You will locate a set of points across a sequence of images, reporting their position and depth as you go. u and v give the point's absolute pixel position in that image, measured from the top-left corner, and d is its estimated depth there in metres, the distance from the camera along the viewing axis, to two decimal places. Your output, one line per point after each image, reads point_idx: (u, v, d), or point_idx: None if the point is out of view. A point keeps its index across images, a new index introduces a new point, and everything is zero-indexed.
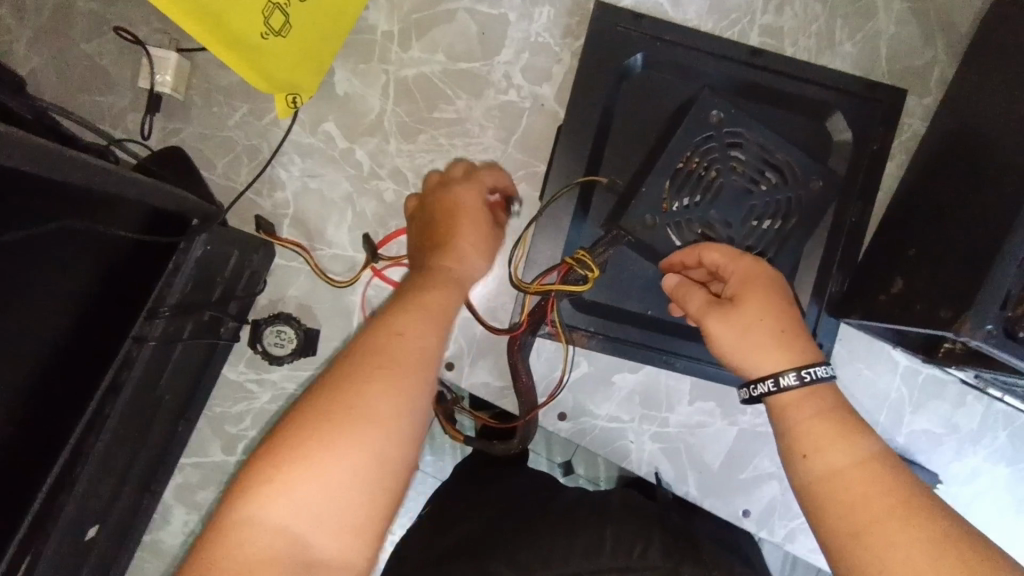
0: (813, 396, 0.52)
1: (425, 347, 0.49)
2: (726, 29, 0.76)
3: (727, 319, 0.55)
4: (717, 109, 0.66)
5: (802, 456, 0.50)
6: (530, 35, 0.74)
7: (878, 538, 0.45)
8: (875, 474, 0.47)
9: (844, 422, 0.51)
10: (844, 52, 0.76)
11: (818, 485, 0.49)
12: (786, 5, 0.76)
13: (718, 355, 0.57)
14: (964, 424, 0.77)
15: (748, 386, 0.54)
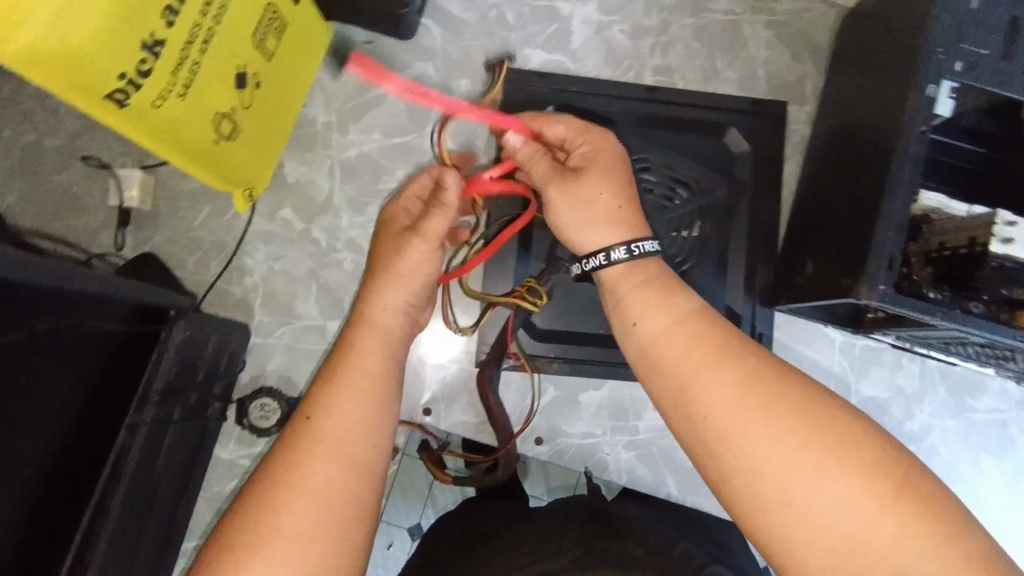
0: (639, 267, 0.60)
1: (344, 427, 0.55)
2: (623, 74, 0.87)
3: (564, 188, 0.64)
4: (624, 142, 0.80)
5: (632, 323, 0.58)
6: (455, 104, 0.84)
7: (696, 374, 0.52)
8: (692, 328, 0.55)
9: (664, 287, 0.59)
10: (728, 78, 0.88)
11: (647, 350, 0.56)
12: (670, 48, 0.88)
13: (551, 222, 0.65)
14: (906, 385, 0.84)
15: (582, 262, 0.62)
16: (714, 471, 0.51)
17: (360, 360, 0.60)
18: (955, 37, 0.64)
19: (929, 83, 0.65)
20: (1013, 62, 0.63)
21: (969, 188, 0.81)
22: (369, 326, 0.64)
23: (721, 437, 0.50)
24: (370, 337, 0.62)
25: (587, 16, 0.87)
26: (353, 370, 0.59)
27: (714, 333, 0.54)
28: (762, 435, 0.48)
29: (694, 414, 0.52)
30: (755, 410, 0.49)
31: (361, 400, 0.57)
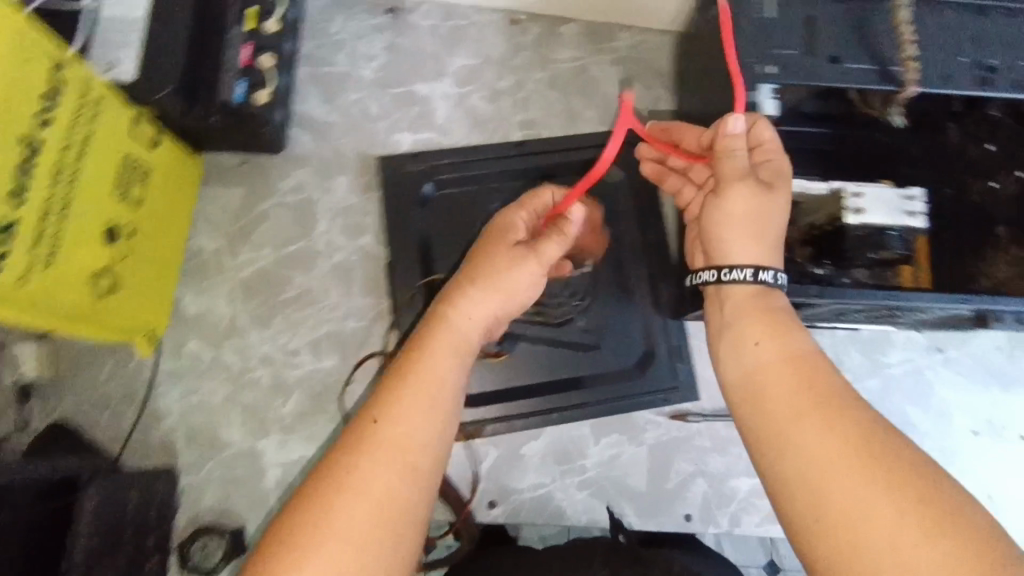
0: (763, 294, 0.60)
1: (405, 431, 0.57)
2: (491, 136, 0.91)
3: (751, 197, 0.62)
4: None
5: (755, 343, 0.58)
6: (339, 201, 0.87)
7: (809, 411, 0.52)
8: (802, 366, 0.55)
9: (781, 319, 0.59)
10: (588, 117, 0.94)
11: (748, 377, 0.57)
12: (530, 102, 0.93)
13: (712, 217, 0.64)
14: None
15: (722, 269, 0.62)
16: (801, 499, 0.50)
17: (506, 279, 0.66)
18: (761, 50, 0.74)
19: (747, 89, 0.74)
20: (815, 56, 0.75)
21: (825, 167, 0.89)
22: (499, 292, 0.66)
23: (824, 476, 0.49)
24: (444, 343, 0.62)
25: (445, 91, 0.92)
26: (504, 287, 0.66)
27: (820, 378, 0.54)
28: (866, 487, 0.48)
29: (792, 444, 0.51)
30: (850, 453, 0.49)
31: (426, 409, 0.59)
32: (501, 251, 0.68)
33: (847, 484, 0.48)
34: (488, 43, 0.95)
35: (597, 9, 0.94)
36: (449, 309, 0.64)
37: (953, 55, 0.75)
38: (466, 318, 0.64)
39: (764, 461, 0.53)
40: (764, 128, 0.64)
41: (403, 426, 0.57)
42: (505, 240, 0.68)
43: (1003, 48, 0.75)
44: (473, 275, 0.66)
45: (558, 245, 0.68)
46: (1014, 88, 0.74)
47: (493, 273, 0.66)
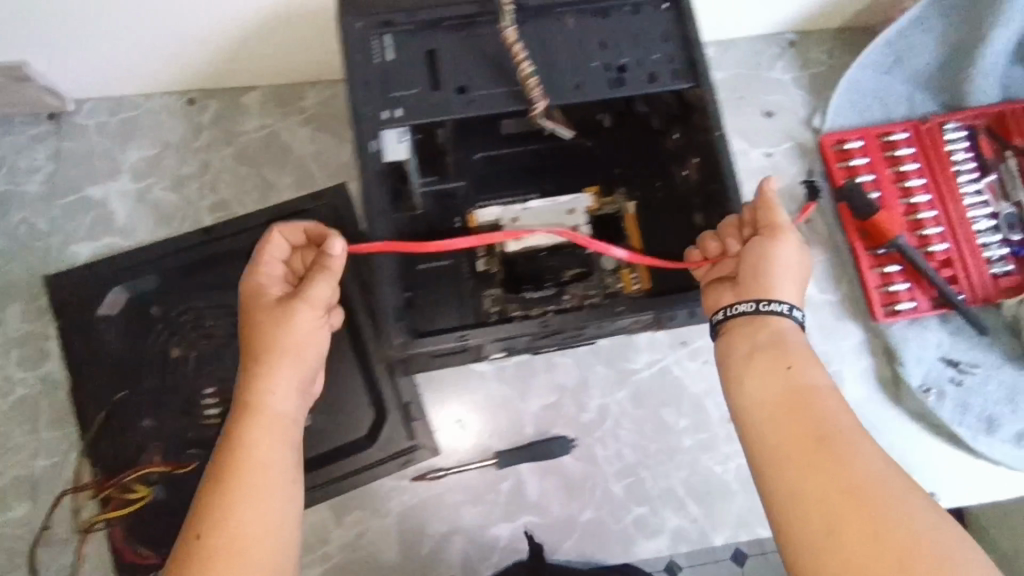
0: (751, 330, 0.67)
1: (241, 528, 0.58)
2: (179, 227, 0.87)
3: (788, 247, 0.69)
4: (156, 305, 0.78)
5: (788, 367, 0.64)
6: (15, 331, 0.82)
7: (827, 445, 0.58)
8: (802, 404, 0.62)
9: (791, 352, 0.65)
10: (284, 185, 0.90)
11: (774, 404, 0.63)
12: (218, 182, 0.89)
13: (769, 253, 0.68)
14: (567, 381, 0.87)
15: (769, 301, 0.67)
16: (799, 543, 0.55)
17: (284, 340, 0.67)
18: (379, 96, 0.70)
19: (369, 138, 0.69)
20: (441, 91, 0.71)
21: (538, 184, 0.90)
22: (283, 352, 0.67)
23: (826, 526, 0.54)
24: (258, 429, 0.64)
25: (122, 190, 0.87)
26: (289, 345, 0.67)
27: (818, 414, 0.61)
28: (890, 525, 0.53)
29: (806, 480, 0.57)
30: (853, 499, 0.54)
31: (267, 507, 0.60)
32: (273, 313, 0.68)
33: (852, 529, 0.53)
34: (163, 127, 0.90)
35: (269, 73, 0.90)
36: (259, 395, 0.65)
37: (579, 63, 0.72)
38: (272, 394, 0.65)
39: (777, 484, 0.59)
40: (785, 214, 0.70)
41: (241, 528, 0.58)
42: (263, 304, 0.68)
43: (630, 46, 0.73)
44: (257, 342, 0.66)
45: (323, 282, 0.68)
46: (646, 85, 0.73)
47: (280, 340, 0.66)
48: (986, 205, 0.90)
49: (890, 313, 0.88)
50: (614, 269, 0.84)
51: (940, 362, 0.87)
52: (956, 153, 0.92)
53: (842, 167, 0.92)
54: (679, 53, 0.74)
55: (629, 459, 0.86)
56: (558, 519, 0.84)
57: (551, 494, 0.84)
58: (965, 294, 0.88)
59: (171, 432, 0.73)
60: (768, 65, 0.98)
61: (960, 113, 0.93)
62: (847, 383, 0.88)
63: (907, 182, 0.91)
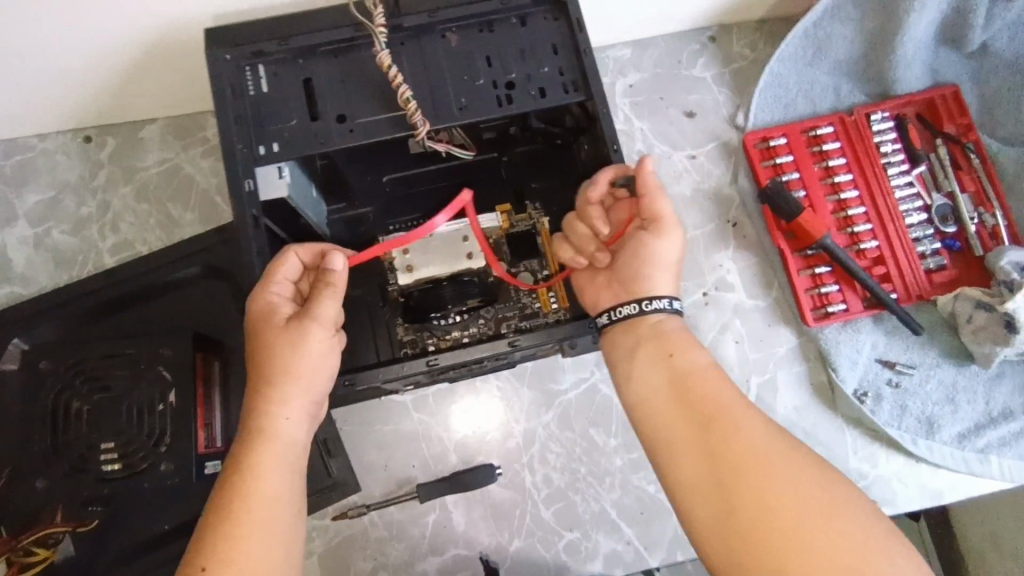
0: (631, 329, 0.70)
1: (250, 558, 0.55)
2: (81, 272, 0.84)
3: (670, 242, 0.72)
4: (46, 360, 0.74)
5: (670, 356, 0.67)
6: None
7: (709, 419, 0.62)
8: (684, 387, 0.65)
9: (674, 340, 0.69)
10: (188, 221, 0.87)
11: (655, 395, 0.66)
12: (119, 221, 0.86)
13: (643, 256, 0.72)
14: (490, 406, 0.85)
15: (649, 300, 0.70)
16: (698, 516, 0.59)
17: (295, 365, 0.64)
18: (254, 130, 0.68)
19: (244, 176, 0.66)
20: (321, 120, 0.69)
21: (449, 203, 0.87)
22: (295, 377, 0.64)
23: (716, 492, 0.58)
24: (269, 456, 0.61)
25: (20, 236, 0.85)
26: (300, 369, 0.64)
27: (700, 396, 0.64)
28: (773, 480, 0.57)
29: (690, 459, 0.61)
30: (742, 473, 0.58)
31: (275, 532, 0.57)
32: (286, 333, 0.64)
33: (748, 503, 0.56)
34: (61, 168, 0.87)
35: (165, 104, 0.87)
36: (268, 418, 0.63)
37: (464, 82, 0.71)
38: (286, 419, 0.63)
39: (677, 470, 0.61)
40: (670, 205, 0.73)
41: (252, 552, 0.55)
42: (274, 325, 0.65)
43: (517, 62, 0.71)
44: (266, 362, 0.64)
45: (334, 302, 0.66)
46: (535, 101, 0.71)
47: (291, 362, 0.64)
48: (917, 198, 0.87)
49: (821, 316, 0.85)
50: (532, 287, 0.82)
51: (876, 364, 0.84)
52: (885, 144, 0.88)
53: (767, 166, 0.89)
54: (571, 65, 0.72)
55: (558, 483, 0.83)
56: (486, 549, 0.81)
57: (478, 524, 0.81)
58: (898, 292, 0.85)
59: (69, 491, 0.70)
60: (689, 63, 0.95)
61: (887, 102, 0.89)
62: (782, 392, 0.85)
63: (835, 177, 0.88)
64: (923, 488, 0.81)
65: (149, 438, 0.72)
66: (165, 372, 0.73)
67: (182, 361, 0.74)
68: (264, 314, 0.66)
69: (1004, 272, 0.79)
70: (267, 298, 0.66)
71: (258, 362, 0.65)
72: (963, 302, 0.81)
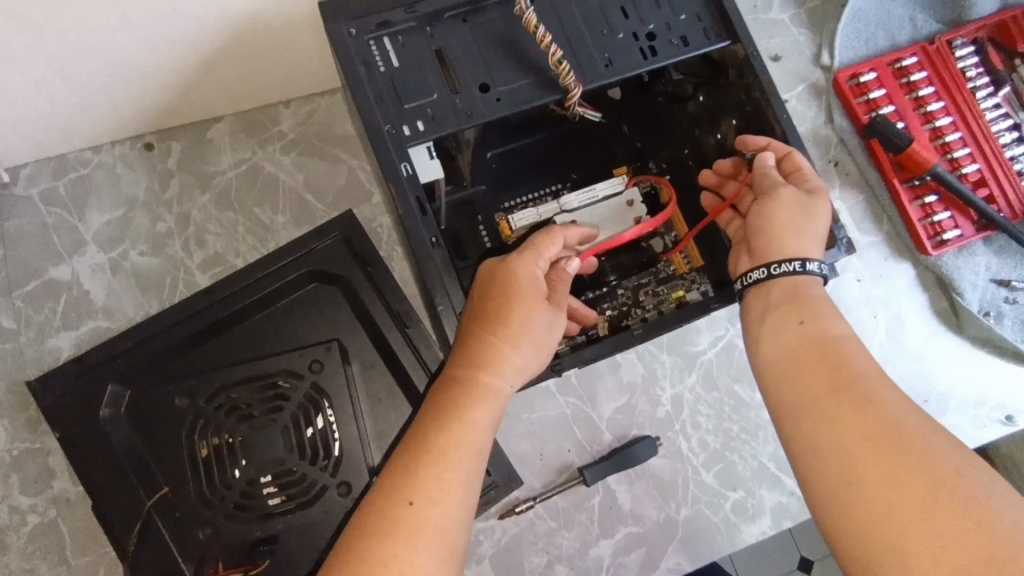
0: (760, 291, 0.66)
1: (447, 514, 0.51)
2: (171, 295, 0.74)
3: (792, 204, 0.67)
4: (177, 395, 0.68)
5: (800, 321, 0.62)
6: (5, 454, 0.69)
7: (842, 392, 0.56)
8: (815, 351, 0.60)
9: (813, 305, 0.63)
10: (281, 224, 0.78)
11: (786, 356, 0.61)
12: (204, 234, 0.77)
13: (764, 220, 0.67)
14: (634, 377, 0.81)
15: (774, 265, 0.65)
16: (817, 487, 0.55)
17: (537, 332, 0.60)
18: (393, 107, 0.62)
19: (400, 161, 0.60)
20: (462, 92, 0.63)
21: (562, 173, 0.83)
22: (534, 345, 0.60)
23: (838, 466, 0.54)
24: (482, 409, 0.57)
25: (92, 263, 0.74)
26: (539, 341, 0.60)
27: (838, 360, 0.59)
28: (907, 465, 0.51)
29: (811, 433, 0.56)
30: (873, 450, 0.52)
31: (470, 489, 0.53)
32: (536, 308, 0.60)
33: (877, 466, 0.52)
34: (126, 182, 0.77)
35: (235, 99, 0.78)
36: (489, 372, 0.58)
37: (604, 36, 0.67)
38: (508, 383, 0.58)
39: (803, 429, 0.57)
40: (798, 158, 0.69)
41: (449, 505, 0.52)
42: (530, 292, 0.60)
43: (653, 11, 0.68)
44: (505, 322, 0.59)
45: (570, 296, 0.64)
46: (679, 50, 0.67)
47: (525, 328, 0.59)
48: (1006, 117, 0.89)
49: (938, 244, 0.86)
50: (664, 251, 0.80)
51: (992, 284, 0.87)
52: (969, 69, 0.90)
53: (861, 102, 0.89)
54: (707, 10, 0.69)
55: (714, 445, 0.81)
56: (656, 524, 0.78)
57: (644, 499, 0.78)
58: (1004, 211, 0.87)
59: (235, 535, 0.65)
60: (764, 7, 0.93)
61: (964, 28, 0.91)
62: (909, 322, 0.86)
63: (928, 107, 0.88)
64: None
65: (314, 462, 0.67)
66: (315, 386, 0.69)
67: (330, 375, 0.69)
68: (517, 277, 0.61)
69: None
70: (522, 268, 0.61)
71: (500, 322, 0.59)
72: None
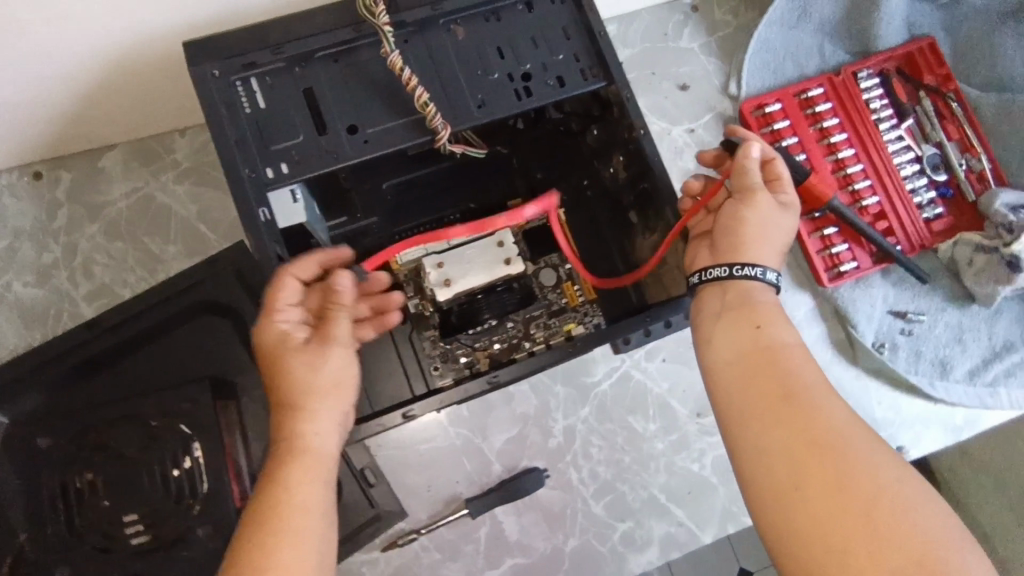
0: (716, 288, 0.62)
1: None
2: (55, 325, 0.75)
3: (773, 210, 0.63)
4: (42, 435, 0.67)
5: (755, 327, 0.59)
6: None
7: (794, 397, 0.54)
8: (767, 356, 0.57)
9: (768, 314, 0.60)
10: (171, 254, 0.78)
11: (739, 359, 0.58)
12: (91, 265, 0.77)
13: (749, 220, 0.62)
14: (527, 409, 0.82)
15: (740, 266, 0.61)
16: (764, 494, 0.52)
17: (320, 378, 0.60)
18: (257, 151, 0.61)
19: (257, 206, 0.60)
20: (330, 134, 0.63)
21: (458, 203, 0.83)
22: (321, 394, 0.60)
23: (786, 473, 0.51)
24: (305, 472, 0.57)
25: None
26: (324, 386, 0.60)
27: (787, 370, 0.56)
28: (854, 476, 0.49)
29: (761, 437, 0.53)
30: (821, 458, 0.50)
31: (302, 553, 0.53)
32: (302, 358, 0.60)
33: (820, 481, 0.50)
34: (13, 212, 0.77)
35: (125, 128, 0.77)
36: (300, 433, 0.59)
37: (478, 77, 0.66)
38: (316, 434, 0.59)
39: (749, 440, 0.54)
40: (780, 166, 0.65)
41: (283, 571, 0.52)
42: (291, 350, 0.60)
43: (530, 51, 0.67)
44: (284, 388, 0.60)
45: (342, 323, 0.61)
46: (554, 91, 0.67)
47: (300, 378, 0.59)
48: (909, 150, 0.90)
49: (836, 276, 0.87)
50: (556, 283, 0.80)
51: (888, 315, 0.88)
52: (873, 101, 0.90)
53: (766, 133, 0.89)
54: (586, 49, 0.68)
55: (605, 476, 0.82)
56: (543, 555, 0.79)
57: (532, 530, 0.80)
58: (903, 244, 0.88)
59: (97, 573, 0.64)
60: (675, 34, 0.93)
61: (871, 59, 0.91)
62: (806, 354, 0.86)
63: (832, 138, 0.89)
64: (944, 427, 0.85)
65: (179, 501, 0.65)
66: (186, 426, 0.67)
67: (202, 412, 0.67)
68: (274, 345, 0.60)
69: (1000, 214, 0.84)
70: (269, 336, 0.60)
71: (278, 394, 0.60)
72: (962, 247, 0.86)
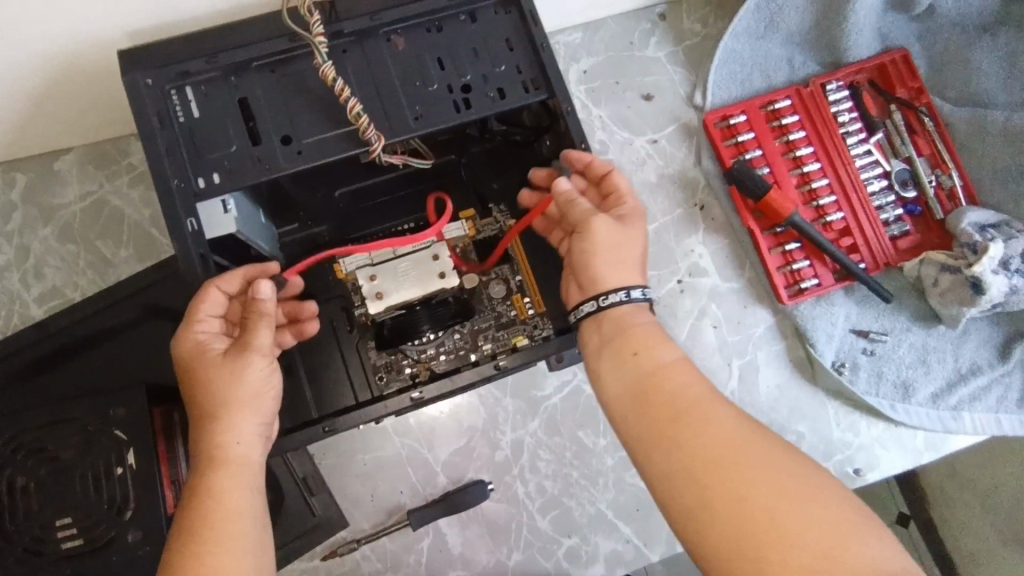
0: (593, 325, 0.60)
1: None
2: (9, 326, 0.77)
3: (612, 231, 0.62)
4: None
5: (635, 353, 0.57)
6: None
7: (684, 415, 0.52)
8: (653, 382, 0.55)
9: (649, 335, 0.58)
10: (123, 258, 0.79)
11: (626, 389, 0.56)
12: (44, 267, 0.78)
13: (588, 249, 0.61)
14: (475, 421, 0.81)
15: (601, 296, 0.59)
16: (680, 522, 0.50)
17: (241, 390, 0.60)
18: (188, 161, 0.61)
19: (186, 216, 0.60)
20: (263, 144, 0.62)
21: (412, 212, 0.83)
22: (239, 405, 0.60)
23: (691, 496, 0.49)
24: (231, 480, 0.57)
25: None
26: (246, 397, 0.60)
27: (670, 391, 0.54)
28: (750, 480, 0.48)
29: (663, 463, 0.51)
30: (713, 472, 0.49)
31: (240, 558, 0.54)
32: (217, 370, 0.60)
33: (721, 494, 0.48)
34: None
35: (79, 132, 0.78)
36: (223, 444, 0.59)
37: (416, 88, 0.65)
38: (239, 444, 0.59)
39: (651, 467, 0.52)
40: (615, 179, 0.66)
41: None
42: (208, 361, 0.61)
43: (471, 62, 0.66)
44: (202, 399, 0.60)
45: (263, 330, 0.61)
46: (494, 104, 0.66)
47: (220, 389, 0.60)
48: (876, 165, 0.88)
49: (795, 293, 0.85)
50: (506, 295, 0.78)
51: (850, 335, 0.86)
52: (841, 114, 0.88)
53: (729, 145, 0.88)
54: (529, 61, 0.67)
55: (552, 490, 0.81)
56: (485, 568, 0.79)
57: (475, 543, 0.79)
58: (866, 261, 0.86)
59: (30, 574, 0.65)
60: (641, 43, 0.91)
61: (840, 71, 0.88)
62: (763, 372, 0.85)
63: (797, 151, 0.87)
64: (905, 450, 0.83)
65: (111, 507, 0.65)
66: (121, 433, 0.67)
67: (137, 419, 0.67)
68: (191, 356, 0.61)
69: (966, 233, 0.81)
70: (186, 347, 0.62)
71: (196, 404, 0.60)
72: (928, 266, 0.83)
